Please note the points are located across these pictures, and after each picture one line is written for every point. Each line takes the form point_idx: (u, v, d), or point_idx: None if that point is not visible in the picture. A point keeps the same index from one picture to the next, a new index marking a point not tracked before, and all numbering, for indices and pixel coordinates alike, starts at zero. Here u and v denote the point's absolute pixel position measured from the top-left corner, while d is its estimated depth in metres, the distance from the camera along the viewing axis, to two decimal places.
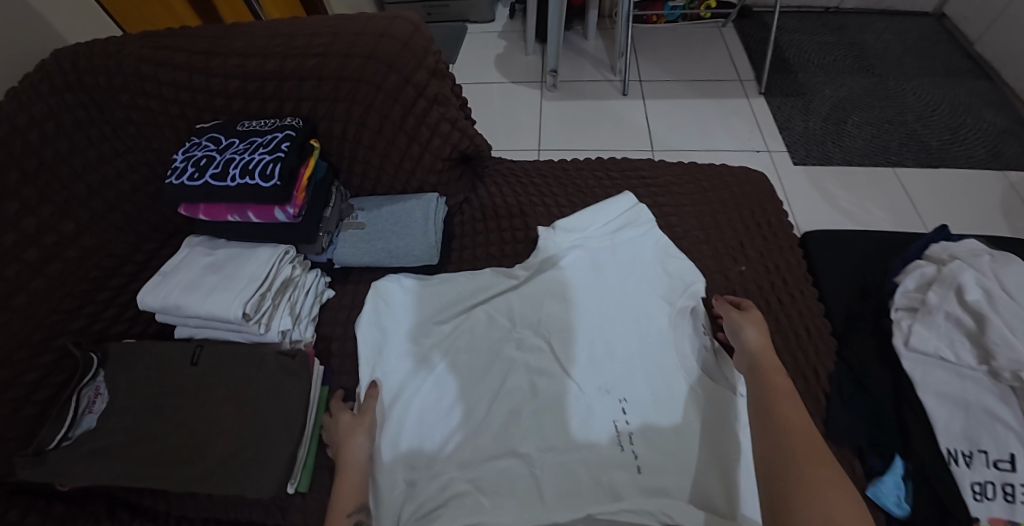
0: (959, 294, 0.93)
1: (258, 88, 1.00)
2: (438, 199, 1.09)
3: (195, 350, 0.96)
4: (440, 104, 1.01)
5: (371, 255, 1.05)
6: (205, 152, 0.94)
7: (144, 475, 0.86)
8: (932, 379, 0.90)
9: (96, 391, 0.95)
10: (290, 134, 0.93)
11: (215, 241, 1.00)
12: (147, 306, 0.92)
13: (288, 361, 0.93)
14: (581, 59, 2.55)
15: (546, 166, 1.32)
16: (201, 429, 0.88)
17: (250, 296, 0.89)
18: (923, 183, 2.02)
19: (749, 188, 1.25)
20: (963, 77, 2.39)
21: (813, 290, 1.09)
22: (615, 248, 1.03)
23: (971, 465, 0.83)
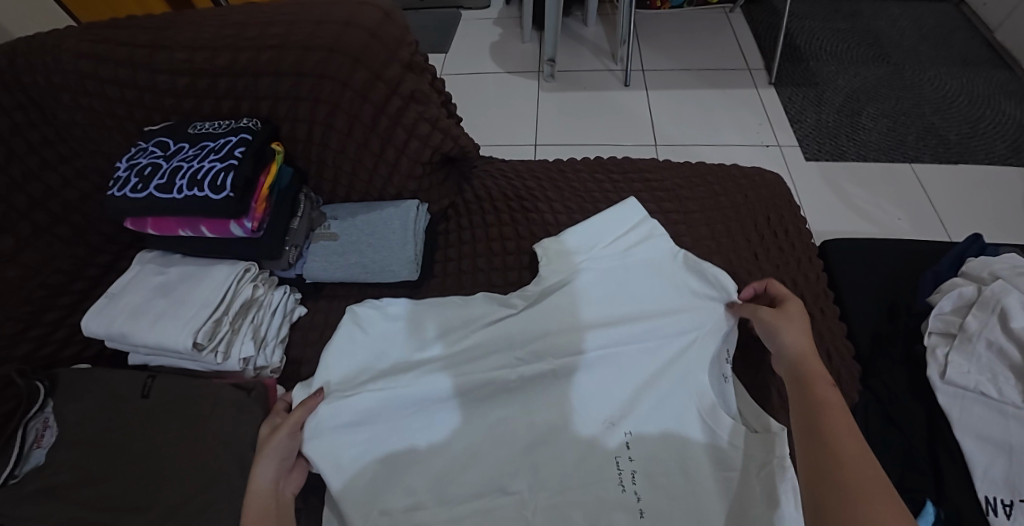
0: (1003, 320, 0.83)
1: (210, 86, 0.89)
2: (418, 206, 0.98)
3: (147, 382, 0.86)
4: (417, 102, 0.89)
5: (344, 270, 0.95)
6: (151, 160, 0.85)
7: (88, 523, 0.77)
8: (971, 417, 0.79)
9: (44, 423, 0.86)
10: (244, 139, 0.84)
11: (169, 256, 0.91)
12: (90, 334, 0.82)
13: (246, 395, 0.84)
14: (581, 47, 2.43)
15: (541, 166, 1.21)
16: (154, 471, 0.80)
17: (202, 324, 0.80)
18: (942, 180, 1.90)
19: (764, 192, 1.14)
20: (983, 66, 2.26)
21: (834, 308, 0.98)
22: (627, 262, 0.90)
23: (1012, 516, 0.73)
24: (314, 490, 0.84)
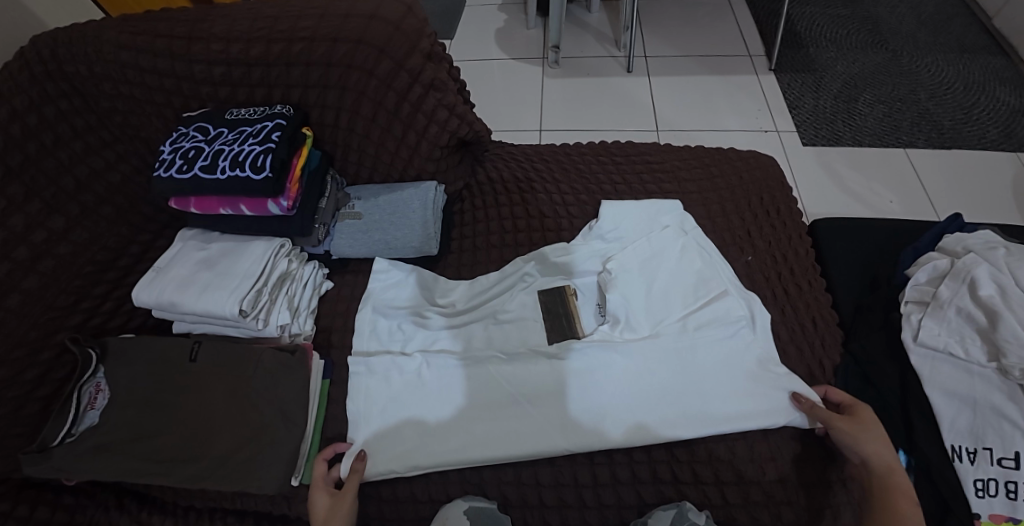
0: (971, 289, 0.91)
1: (244, 75, 0.96)
2: (436, 187, 1.06)
3: (193, 347, 0.94)
4: (436, 89, 0.96)
5: (369, 247, 1.04)
6: (193, 143, 0.91)
7: (145, 473, 0.86)
8: (939, 375, 0.88)
9: (97, 387, 0.93)
10: (280, 123, 0.91)
11: (208, 234, 0.98)
12: (142, 303, 0.90)
13: (287, 357, 0.91)
14: (585, 33, 2.48)
15: (548, 150, 1.29)
16: (202, 427, 0.88)
17: (246, 293, 0.87)
18: (933, 164, 1.97)
19: (759, 173, 1.21)
20: (979, 53, 2.32)
21: (821, 281, 1.07)
22: (650, 252, 1.01)
23: (975, 461, 0.83)
24: None
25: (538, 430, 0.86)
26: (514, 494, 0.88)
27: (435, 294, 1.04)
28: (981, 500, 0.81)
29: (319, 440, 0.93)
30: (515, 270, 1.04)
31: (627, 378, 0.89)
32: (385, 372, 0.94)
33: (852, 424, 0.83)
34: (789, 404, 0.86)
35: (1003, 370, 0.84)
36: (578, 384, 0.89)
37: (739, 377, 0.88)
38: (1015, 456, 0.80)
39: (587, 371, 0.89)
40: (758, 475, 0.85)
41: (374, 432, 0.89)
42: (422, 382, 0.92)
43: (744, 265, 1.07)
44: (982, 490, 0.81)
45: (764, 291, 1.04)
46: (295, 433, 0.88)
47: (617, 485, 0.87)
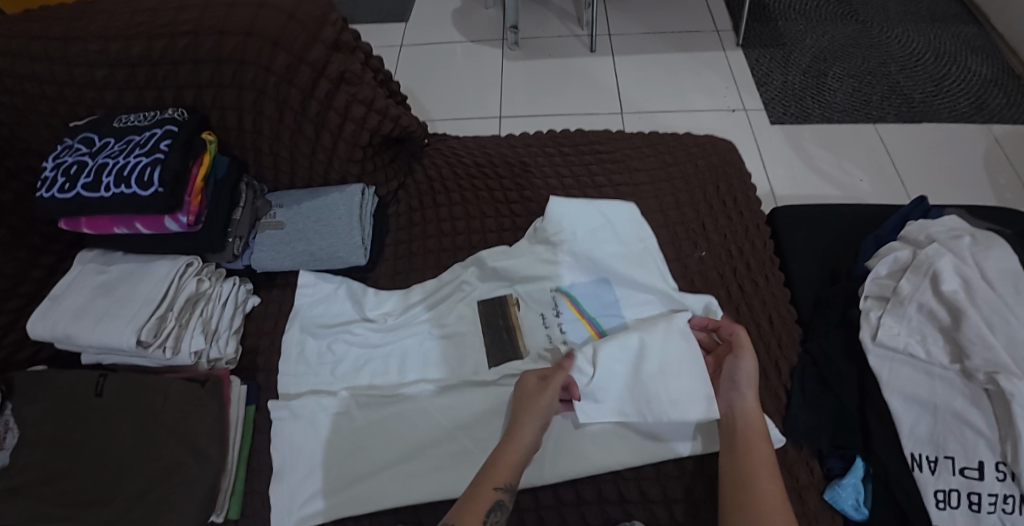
0: (933, 283, 0.86)
1: (129, 76, 0.87)
2: (363, 191, 0.98)
3: (98, 380, 0.86)
4: (347, 83, 0.88)
5: (292, 259, 0.95)
6: (76, 157, 0.82)
7: (55, 518, 0.77)
8: (898, 377, 0.83)
9: (5, 426, 0.85)
10: (171, 130, 0.82)
11: (109, 254, 0.89)
12: (36, 336, 0.82)
13: (196, 388, 0.83)
14: (546, 12, 2.37)
15: (491, 142, 1.21)
16: (112, 464, 0.80)
17: (144, 321, 0.79)
18: (904, 139, 1.92)
19: (715, 159, 1.14)
20: (951, 22, 2.25)
21: (778, 275, 1.01)
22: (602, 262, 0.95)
23: (936, 471, 0.77)
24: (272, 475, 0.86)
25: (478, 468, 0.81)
26: None
27: (370, 301, 0.96)
28: (942, 513, 0.76)
29: (245, 473, 0.86)
30: (449, 282, 0.97)
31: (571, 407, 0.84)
32: (311, 417, 0.87)
33: (728, 368, 0.83)
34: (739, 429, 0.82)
35: (967, 373, 0.79)
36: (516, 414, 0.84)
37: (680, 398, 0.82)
38: (978, 466, 0.75)
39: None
40: (707, 490, 0.80)
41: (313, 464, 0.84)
42: (353, 422, 0.86)
43: (698, 261, 1.01)
44: (943, 501, 0.76)
45: (716, 289, 0.98)
46: (211, 467, 0.79)
47: (561, 507, 0.81)
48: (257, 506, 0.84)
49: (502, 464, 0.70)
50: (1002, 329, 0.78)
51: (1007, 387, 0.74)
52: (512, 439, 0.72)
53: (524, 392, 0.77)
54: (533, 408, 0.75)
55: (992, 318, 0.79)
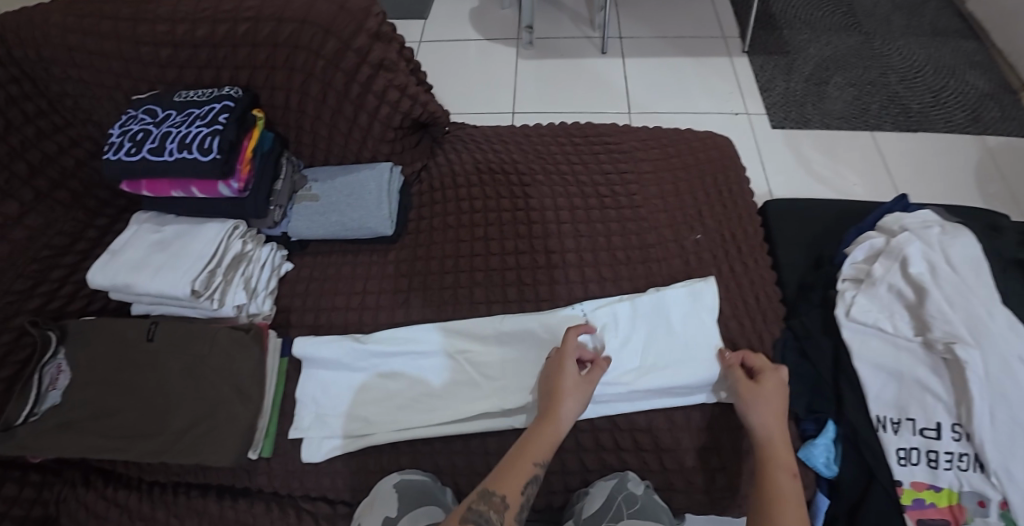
0: (903, 266, 0.95)
1: (191, 56, 0.97)
2: (392, 168, 1.08)
3: (150, 326, 0.95)
4: (386, 70, 0.97)
5: (325, 229, 1.05)
6: (142, 126, 0.93)
7: (106, 449, 0.88)
8: (869, 349, 0.92)
9: (59, 367, 0.94)
10: (228, 105, 0.92)
11: (162, 216, 1.00)
12: (97, 285, 0.91)
13: (241, 335, 0.92)
14: (560, 14, 2.47)
15: (508, 130, 1.31)
16: (159, 403, 0.89)
17: (198, 273, 0.89)
18: (898, 147, 2.01)
19: (713, 153, 1.23)
20: (950, 36, 2.34)
21: (767, 259, 1.10)
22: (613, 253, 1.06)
23: (898, 431, 0.87)
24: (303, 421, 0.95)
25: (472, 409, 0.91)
26: (464, 463, 0.91)
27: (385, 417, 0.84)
28: (904, 469, 0.85)
29: (277, 416, 0.95)
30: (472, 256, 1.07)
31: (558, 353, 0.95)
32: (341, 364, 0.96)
33: (753, 390, 0.83)
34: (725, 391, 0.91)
35: (928, 344, 0.88)
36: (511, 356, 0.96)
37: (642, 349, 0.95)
38: (936, 426, 0.85)
39: (519, 343, 0.96)
40: (695, 443, 0.90)
41: (349, 405, 0.94)
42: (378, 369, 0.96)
43: (694, 242, 1.09)
44: (904, 458, 0.85)
45: (711, 269, 1.06)
46: (250, 408, 0.88)
47: (562, 453, 0.91)
48: (289, 446, 0.94)
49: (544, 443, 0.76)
50: (961, 305, 0.88)
51: (962, 356, 0.83)
52: (555, 424, 0.78)
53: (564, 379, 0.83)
54: (570, 403, 0.80)
55: (953, 296, 0.89)
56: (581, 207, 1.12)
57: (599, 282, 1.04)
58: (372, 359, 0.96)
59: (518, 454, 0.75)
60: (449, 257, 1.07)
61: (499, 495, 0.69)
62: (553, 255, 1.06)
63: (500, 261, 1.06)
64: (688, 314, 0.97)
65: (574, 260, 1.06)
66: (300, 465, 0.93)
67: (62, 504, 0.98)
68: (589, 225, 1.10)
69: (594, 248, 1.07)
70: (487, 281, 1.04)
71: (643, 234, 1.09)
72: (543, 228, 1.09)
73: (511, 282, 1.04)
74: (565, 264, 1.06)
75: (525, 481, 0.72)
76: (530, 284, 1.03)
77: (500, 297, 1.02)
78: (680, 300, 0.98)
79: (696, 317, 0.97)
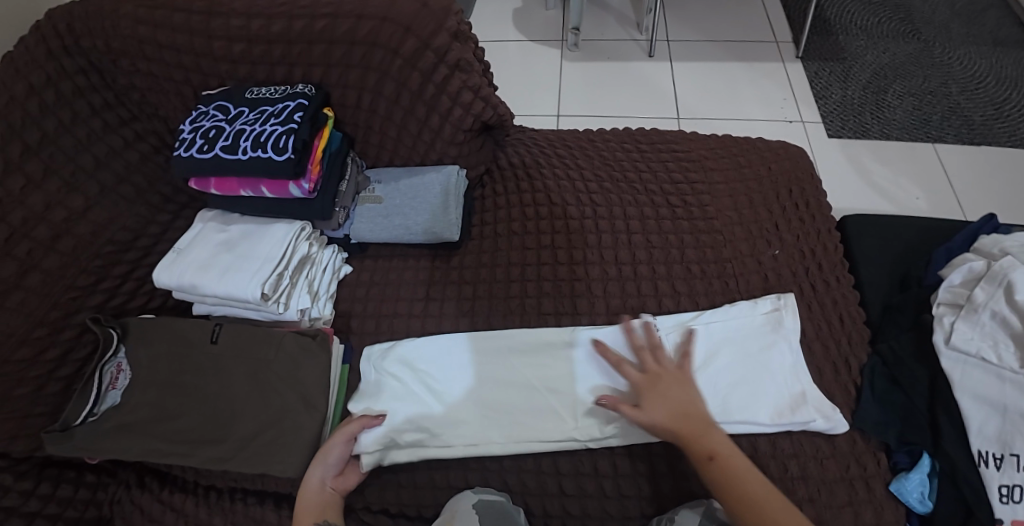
0: (1008, 292, 0.88)
1: (265, 52, 0.95)
2: (458, 172, 1.04)
3: (214, 328, 0.92)
4: (462, 70, 0.94)
5: (389, 232, 1.02)
6: (214, 123, 0.91)
7: (167, 454, 0.85)
8: (970, 379, 0.86)
9: (118, 367, 0.92)
10: (302, 104, 0.89)
11: (227, 215, 0.97)
12: (163, 284, 0.89)
13: (307, 341, 0.90)
14: (606, 16, 2.42)
15: (570, 135, 1.27)
16: (223, 407, 0.87)
17: (267, 276, 0.87)
18: (962, 160, 1.92)
19: (788, 164, 1.18)
20: (1015, 46, 2.24)
21: (848, 278, 1.04)
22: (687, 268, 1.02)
23: (1002, 467, 0.80)
24: None
25: (541, 424, 0.88)
26: (533, 481, 0.87)
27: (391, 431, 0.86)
28: (1005, 506, 0.78)
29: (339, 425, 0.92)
30: (538, 266, 1.03)
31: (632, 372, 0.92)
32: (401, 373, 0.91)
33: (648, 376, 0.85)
34: (812, 418, 0.87)
35: None
36: (587, 370, 0.92)
37: (713, 374, 0.91)
38: None
39: (597, 356, 0.93)
40: (779, 471, 0.86)
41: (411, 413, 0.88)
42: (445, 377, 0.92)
43: (772, 257, 1.04)
44: (1006, 496, 0.78)
45: (790, 287, 1.01)
46: (316, 418, 0.86)
47: (638, 476, 0.86)
48: None
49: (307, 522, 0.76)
50: None
51: None
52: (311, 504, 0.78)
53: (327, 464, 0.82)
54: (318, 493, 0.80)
55: None
56: (651, 217, 1.08)
57: (672, 296, 0.99)
58: (439, 365, 0.93)
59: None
60: (515, 265, 1.03)
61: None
62: (624, 266, 1.02)
63: (569, 271, 1.02)
64: (772, 337, 0.94)
65: (645, 273, 1.01)
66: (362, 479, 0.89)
67: (114, 506, 0.96)
68: (660, 235, 1.05)
69: (666, 261, 1.03)
70: (554, 291, 1.00)
71: (717, 248, 1.04)
72: (613, 238, 1.05)
73: (581, 293, 1.00)
74: (637, 277, 1.01)
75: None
76: (600, 296, 0.99)
77: (569, 309, 0.98)
78: (761, 322, 0.95)
79: (775, 337, 0.94)
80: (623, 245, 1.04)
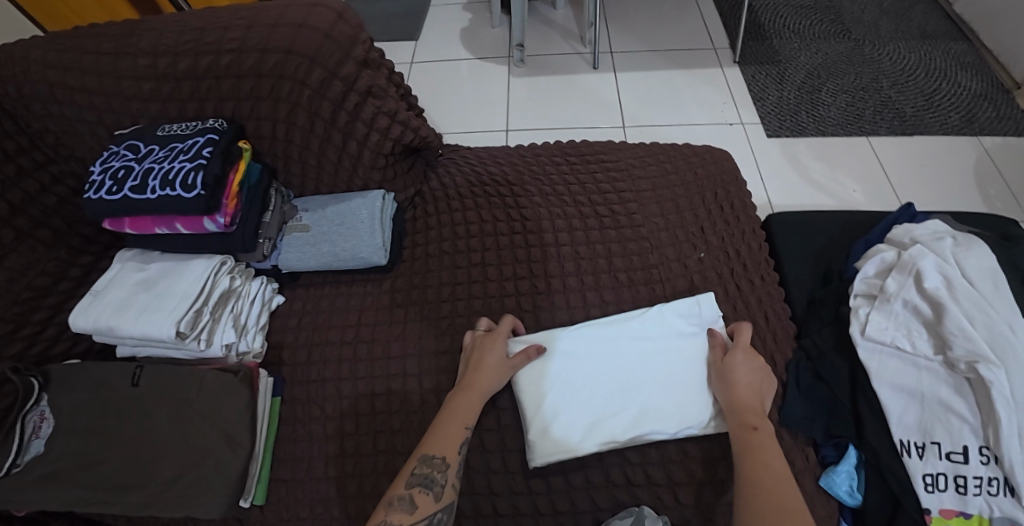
0: (917, 280, 0.92)
1: (174, 89, 0.95)
2: (384, 195, 1.05)
3: (135, 370, 0.90)
4: (374, 97, 0.95)
5: (317, 260, 1.01)
6: (123, 163, 0.90)
7: (92, 502, 0.82)
8: (887, 370, 0.88)
9: (42, 415, 0.89)
10: (212, 138, 0.89)
11: (148, 254, 0.96)
12: (79, 329, 0.87)
13: (229, 377, 0.88)
14: (549, 31, 2.46)
15: (502, 152, 1.28)
16: (146, 450, 0.85)
17: (184, 314, 0.86)
18: (896, 151, 1.99)
19: (713, 168, 1.20)
20: (941, 39, 2.33)
21: (774, 276, 1.07)
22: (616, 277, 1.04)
23: (924, 456, 0.83)
24: (301, 465, 0.90)
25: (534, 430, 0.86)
26: (468, 504, 0.88)
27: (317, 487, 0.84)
28: (931, 496, 0.81)
29: (271, 460, 0.90)
30: (470, 284, 1.03)
31: (601, 373, 0.91)
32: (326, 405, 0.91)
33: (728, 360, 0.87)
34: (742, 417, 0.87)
35: (950, 364, 0.85)
36: (566, 383, 0.90)
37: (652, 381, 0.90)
38: (963, 450, 0.81)
39: (571, 370, 0.91)
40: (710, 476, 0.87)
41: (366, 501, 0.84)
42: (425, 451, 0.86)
43: (698, 261, 1.06)
44: (932, 485, 0.81)
45: (715, 289, 1.04)
46: (242, 454, 0.84)
47: (571, 490, 0.87)
48: (284, 492, 0.89)
49: (467, 410, 0.83)
50: (981, 321, 0.84)
51: (986, 375, 0.79)
52: (474, 392, 0.85)
53: (488, 358, 0.88)
54: (492, 377, 0.87)
55: (971, 311, 0.85)
56: (580, 228, 1.09)
57: (600, 305, 1.01)
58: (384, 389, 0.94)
59: (445, 422, 0.82)
60: (446, 284, 1.04)
61: (438, 458, 0.78)
62: (554, 279, 1.03)
63: (499, 287, 1.03)
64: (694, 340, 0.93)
65: (574, 284, 1.03)
66: (296, 513, 0.88)
67: None
68: (589, 246, 1.07)
69: (594, 271, 1.04)
70: (485, 309, 1.01)
71: (643, 255, 1.06)
72: (542, 251, 1.06)
73: (511, 309, 1.01)
74: (566, 289, 1.02)
75: (460, 443, 0.80)
76: (530, 311, 1.00)
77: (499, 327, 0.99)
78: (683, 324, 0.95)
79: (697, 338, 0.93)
80: (552, 257, 1.05)
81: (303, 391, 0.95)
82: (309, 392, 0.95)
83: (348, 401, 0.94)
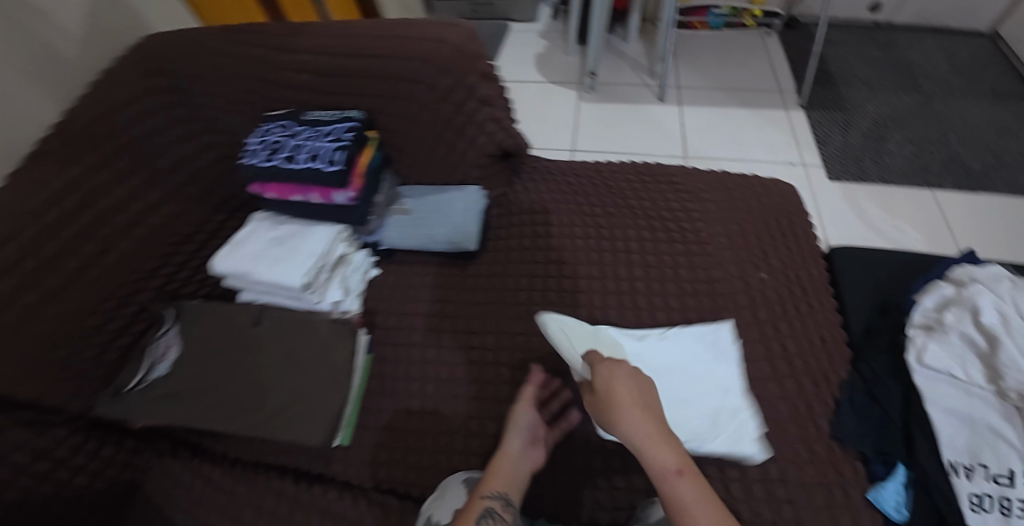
0: (974, 316, 0.98)
1: (318, 82, 1.11)
2: (479, 192, 1.19)
3: (257, 313, 1.04)
4: (487, 105, 1.10)
5: (414, 240, 1.14)
6: (276, 138, 1.06)
7: (209, 420, 0.96)
8: (940, 394, 0.94)
9: (168, 343, 1.05)
10: (354, 126, 1.06)
11: (277, 217, 1.11)
12: (219, 271, 1.02)
13: (339, 326, 1.02)
14: (621, 62, 2.60)
15: (580, 166, 1.40)
16: (259, 382, 0.98)
17: (314, 268, 1.00)
18: (960, 204, 2.01)
19: (778, 199, 1.28)
20: (1013, 100, 2.34)
21: (832, 302, 1.13)
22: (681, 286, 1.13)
23: (972, 477, 0.87)
24: (385, 415, 1.01)
25: None
26: None
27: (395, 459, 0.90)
28: (977, 515, 0.84)
29: (358, 409, 1.02)
30: (546, 277, 1.14)
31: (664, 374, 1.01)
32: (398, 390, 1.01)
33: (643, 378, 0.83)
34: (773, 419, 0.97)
35: (1001, 392, 0.92)
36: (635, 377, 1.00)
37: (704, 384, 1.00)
38: (1009, 474, 0.86)
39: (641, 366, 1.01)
40: (759, 473, 0.93)
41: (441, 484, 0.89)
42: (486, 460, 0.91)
43: (760, 280, 1.14)
44: (977, 504, 0.85)
45: (775, 306, 1.11)
46: (340, 396, 0.96)
47: (628, 471, 0.93)
48: (368, 437, 1.00)
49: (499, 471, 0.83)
50: None
51: None
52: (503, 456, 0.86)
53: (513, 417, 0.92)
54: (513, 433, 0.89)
55: None
56: (649, 239, 1.19)
57: (665, 310, 1.10)
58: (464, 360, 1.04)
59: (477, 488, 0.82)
60: (524, 276, 1.15)
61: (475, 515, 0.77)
62: (624, 281, 1.13)
63: (572, 283, 1.13)
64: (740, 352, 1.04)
65: (642, 288, 1.12)
66: (376, 458, 0.98)
67: (147, 471, 1.04)
68: (656, 256, 1.16)
69: (661, 278, 1.13)
70: (558, 301, 1.11)
71: (708, 269, 1.15)
72: (614, 255, 1.16)
73: (582, 304, 1.10)
74: (634, 291, 1.12)
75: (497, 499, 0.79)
76: (600, 308, 1.10)
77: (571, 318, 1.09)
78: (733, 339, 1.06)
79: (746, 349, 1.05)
80: (622, 261, 1.15)
81: (392, 353, 1.07)
82: (396, 354, 1.07)
83: (431, 366, 1.05)
